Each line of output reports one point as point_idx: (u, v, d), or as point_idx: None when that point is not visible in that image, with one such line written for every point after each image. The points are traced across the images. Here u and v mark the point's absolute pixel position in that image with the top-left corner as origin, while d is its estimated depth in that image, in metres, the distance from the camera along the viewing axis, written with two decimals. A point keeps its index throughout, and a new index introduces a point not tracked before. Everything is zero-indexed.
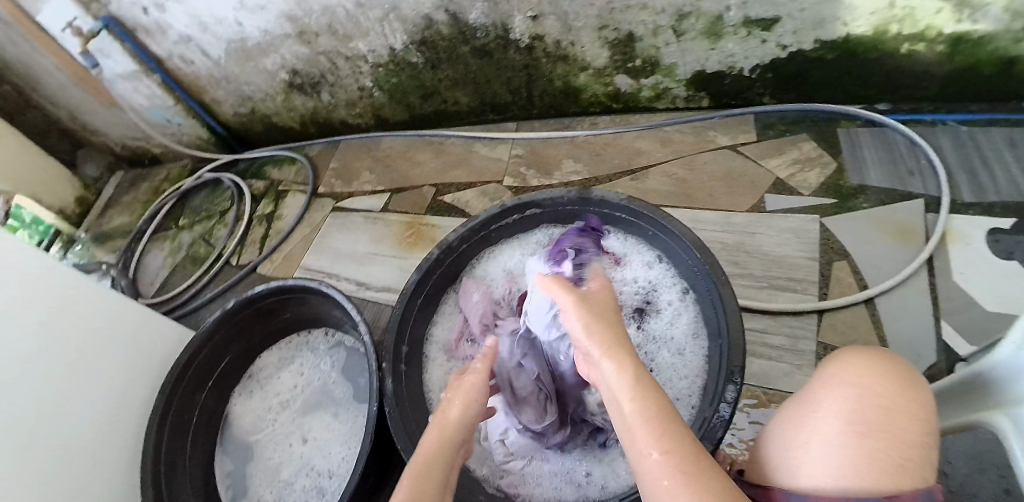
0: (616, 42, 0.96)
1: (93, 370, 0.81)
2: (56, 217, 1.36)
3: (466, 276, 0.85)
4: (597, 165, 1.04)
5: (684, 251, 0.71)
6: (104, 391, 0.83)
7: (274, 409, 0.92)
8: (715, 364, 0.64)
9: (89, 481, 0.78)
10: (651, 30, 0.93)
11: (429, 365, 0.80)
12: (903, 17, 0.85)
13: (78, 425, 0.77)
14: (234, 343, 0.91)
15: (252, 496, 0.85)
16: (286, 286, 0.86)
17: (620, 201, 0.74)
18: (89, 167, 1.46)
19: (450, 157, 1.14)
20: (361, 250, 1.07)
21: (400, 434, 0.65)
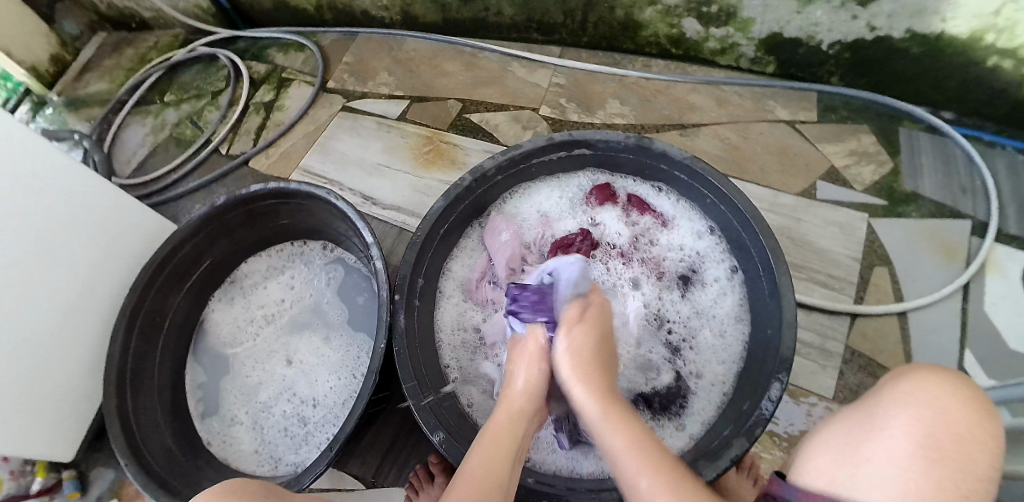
0: None
1: (59, 255, 0.72)
2: (26, 74, 1.18)
3: (494, 211, 0.77)
4: (645, 111, 0.94)
5: (742, 225, 0.65)
6: (66, 277, 0.73)
7: (257, 322, 0.84)
8: (762, 355, 0.60)
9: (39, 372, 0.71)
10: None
11: (442, 301, 0.74)
12: (1003, 28, 0.77)
13: (29, 309, 0.69)
14: (220, 243, 0.81)
15: (225, 413, 0.80)
16: (286, 189, 0.75)
17: (682, 158, 0.66)
18: (68, 23, 1.25)
19: (482, 72, 1.01)
20: (371, 159, 0.95)
21: (410, 378, 0.60)
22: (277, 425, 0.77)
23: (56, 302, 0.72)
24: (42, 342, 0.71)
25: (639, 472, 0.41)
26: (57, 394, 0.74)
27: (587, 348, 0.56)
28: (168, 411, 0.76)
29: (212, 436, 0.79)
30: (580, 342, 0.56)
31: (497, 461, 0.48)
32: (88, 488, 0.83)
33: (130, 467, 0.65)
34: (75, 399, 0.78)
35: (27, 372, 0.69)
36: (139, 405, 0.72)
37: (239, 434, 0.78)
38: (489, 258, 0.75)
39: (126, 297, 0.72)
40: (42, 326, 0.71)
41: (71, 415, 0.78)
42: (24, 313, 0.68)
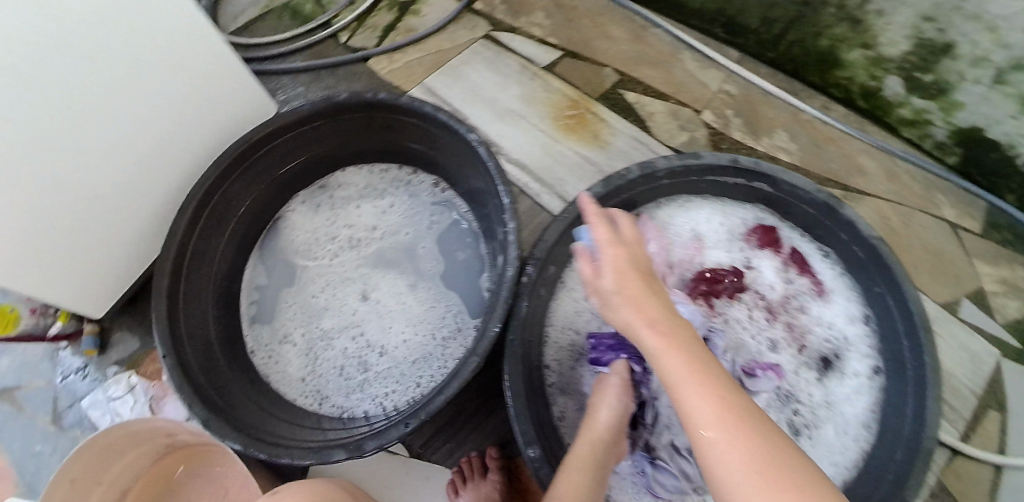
0: (926, 44, 0.74)
1: (150, 98, 0.59)
2: None
3: (645, 213, 0.68)
4: (813, 158, 0.84)
5: (905, 331, 0.58)
6: (158, 131, 0.62)
7: (340, 242, 0.75)
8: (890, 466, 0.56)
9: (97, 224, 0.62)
10: (976, 54, 0.71)
11: (563, 294, 0.65)
12: None
13: (108, 156, 0.58)
14: (325, 143, 0.72)
15: (279, 327, 0.72)
16: (416, 109, 0.63)
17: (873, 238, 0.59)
18: None
19: (648, 49, 0.89)
20: (505, 101, 0.83)
21: (518, 373, 0.55)
22: (333, 361, 0.69)
23: (129, 150, 0.61)
24: (111, 194, 0.61)
25: (731, 454, 0.31)
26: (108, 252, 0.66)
27: (630, 278, 0.43)
28: (219, 308, 0.68)
29: (257, 345, 0.71)
30: (625, 261, 0.45)
31: (583, 486, 0.47)
32: (107, 349, 0.76)
33: (167, 360, 0.56)
34: (114, 259, 0.68)
35: (70, 217, 0.59)
36: (190, 293, 0.63)
37: (288, 355, 0.70)
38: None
39: (208, 169, 0.63)
40: (105, 172, 0.59)
41: (103, 275, 0.68)
42: (102, 159, 0.58)
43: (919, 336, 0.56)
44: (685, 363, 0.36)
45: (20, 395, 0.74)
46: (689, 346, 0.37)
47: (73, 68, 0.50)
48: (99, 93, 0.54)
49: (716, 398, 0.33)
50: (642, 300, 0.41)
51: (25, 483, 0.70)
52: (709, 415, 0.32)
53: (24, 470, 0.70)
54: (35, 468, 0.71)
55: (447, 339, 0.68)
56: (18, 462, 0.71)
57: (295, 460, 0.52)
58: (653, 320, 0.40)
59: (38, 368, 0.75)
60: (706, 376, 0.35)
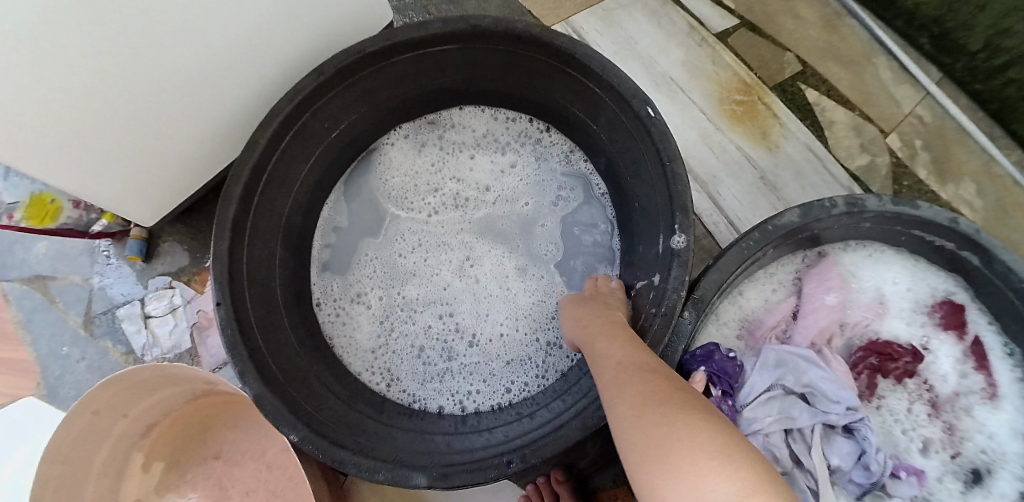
0: None
1: None
2: None
3: (832, 253, 0.58)
4: (996, 221, 0.72)
5: None
6: (254, 17, 0.47)
7: (443, 196, 0.62)
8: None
9: (163, 117, 0.49)
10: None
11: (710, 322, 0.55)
12: None
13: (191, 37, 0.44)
14: (448, 73, 0.57)
15: (353, 281, 0.61)
16: (584, 64, 0.49)
17: None
18: None
19: (841, 43, 0.73)
20: (662, 67, 0.70)
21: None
22: (411, 339, 0.59)
23: (219, 36, 0.46)
24: (184, 83, 0.48)
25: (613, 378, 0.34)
26: (169, 151, 0.53)
27: (599, 321, 0.44)
28: (290, 248, 0.57)
29: (324, 295, 0.60)
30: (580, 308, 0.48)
31: None
32: (153, 258, 0.65)
33: (220, 309, 0.45)
34: (176, 162, 0.55)
35: (133, 107, 0.45)
36: (258, 227, 0.51)
37: (361, 318, 0.59)
38: (798, 305, 0.56)
39: (307, 77, 0.49)
40: (183, 58, 0.45)
41: (161, 178, 0.55)
42: (181, 40, 0.44)
43: None
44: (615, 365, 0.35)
45: (54, 288, 0.64)
46: (626, 351, 0.37)
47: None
48: None
49: (624, 363, 0.35)
50: (603, 333, 0.41)
51: (47, 385, 0.62)
52: (612, 367, 0.35)
53: (49, 368, 0.63)
54: (59, 371, 0.63)
55: (553, 344, 0.57)
56: (42, 358, 0.63)
57: (364, 474, 0.43)
58: (611, 344, 0.39)
59: (76, 263, 0.65)
60: (637, 368, 0.34)
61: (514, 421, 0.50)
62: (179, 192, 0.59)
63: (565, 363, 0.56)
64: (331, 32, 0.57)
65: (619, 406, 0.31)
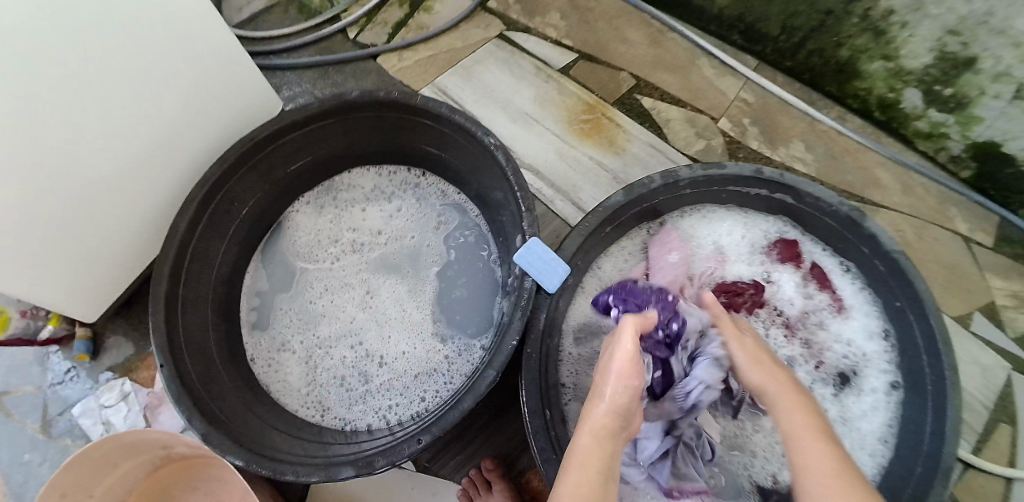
0: (952, 58, 0.74)
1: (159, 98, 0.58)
2: None
3: (668, 221, 0.68)
4: (828, 168, 0.83)
5: (927, 343, 0.57)
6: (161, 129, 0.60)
7: (341, 245, 0.73)
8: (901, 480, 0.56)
9: (96, 223, 0.60)
10: (998, 70, 0.71)
11: (579, 297, 0.64)
12: None
13: (113, 155, 0.56)
14: (333, 142, 0.69)
15: (278, 334, 0.69)
16: (427, 108, 0.61)
17: (894, 249, 0.58)
18: None
19: (667, 55, 0.87)
20: (518, 105, 0.83)
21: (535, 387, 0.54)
22: (332, 371, 0.67)
23: (135, 149, 0.59)
24: (113, 193, 0.59)
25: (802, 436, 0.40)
26: (108, 250, 0.64)
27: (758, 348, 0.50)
28: (220, 314, 0.65)
29: (256, 352, 0.68)
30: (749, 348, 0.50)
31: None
32: (101, 354, 0.73)
33: (164, 369, 0.53)
34: (114, 261, 0.65)
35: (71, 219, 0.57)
36: (189, 298, 0.60)
37: (288, 364, 0.68)
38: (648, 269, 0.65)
39: (211, 168, 0.60)
40: (109, 172, 0.57)
41: (99, 277, 0.65)
42: (104, 158, 0.56)
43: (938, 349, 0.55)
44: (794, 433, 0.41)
45: (9, 402, 0.70)
46: (807, 407, 0.42)
47: (80, 56, 0.48)
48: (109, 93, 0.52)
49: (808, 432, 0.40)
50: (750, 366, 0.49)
51: (13, 493, 0.67)
52: (787, 412, 0.42)
53: (10, 479, 0.68)
54: (23, 479, 0.68)
55: (463, 349, 0.65)
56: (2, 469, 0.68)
57: (300, 478, 0.49)
58: (774, 378, 0.46)
59: (28, 373, 0.72)
60: (832, 446, 0.39)
61: (424, 417, 0.57)
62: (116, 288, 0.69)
63: (470, 364, 0.64)
64: (231, 130, 0.70)
65: (805, 455, 0.38)
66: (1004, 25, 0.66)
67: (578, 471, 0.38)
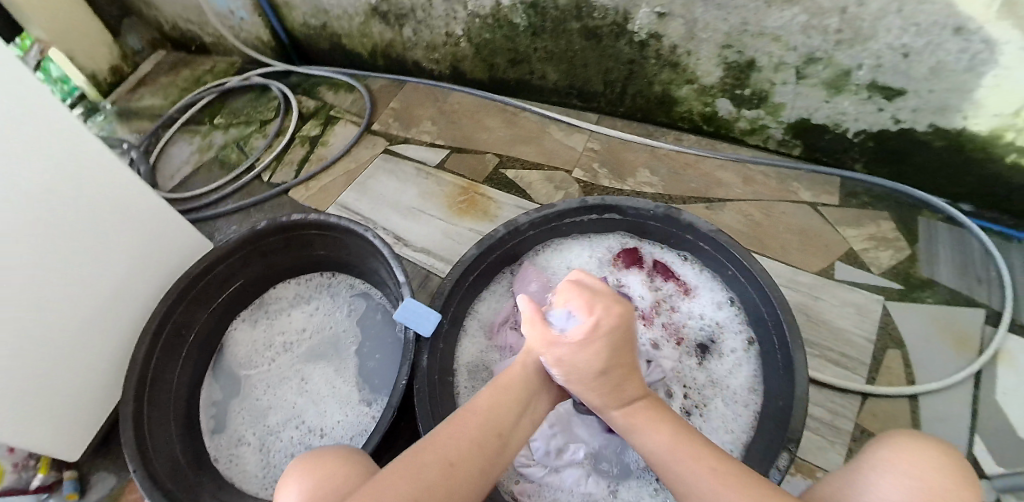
0: (733, 64, 0.90)
1: (99, 264, 0.79)
2: (85, 80, 1.37)
3: (527, 261, 0.84)
4: (673, 182, 1.00)
5: (759, 296, 0.69)
6: (107, 286, 0.81)
7: (276, 348, 0.91)
8: (773, 429, 0.62)
9: (70, 370, 0.79)
10: (773, 64, 0.87)
11: (464, 339, 0.79)
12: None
13: (72, 314, 0.77)
14: (254, 265, 0.88)
15: (235, 432, 0.83)
16: (327, 222, 0.82)
17: (710, 230, 0.72)
18: (133, 39, 1.47)
19: (521, 130, 1.08)
20: (406, 202, 1.01)
21: (428, 418, 0.63)
22: (282, 451, 0.81)
23: (89, 306, 0.79)
24: (80, 344, 0.79)
25: (686, 470, 0.44)
26: (83, 391, 0.82)
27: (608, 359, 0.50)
28: (181, 425, 0.79)
29: (219, 452, 0.82)
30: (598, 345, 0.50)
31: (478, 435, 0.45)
32: (89, 490, 0.86)
33: (137, 470, 0.66)
34: (89, 400, 0.83)
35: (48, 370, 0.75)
36: (153, 414, 0.75)
37: (245, 455, 0.81)
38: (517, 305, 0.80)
39: (158, 307, 0.78)
40: (73, 328, 0.77)
41: (80, 415, 0.83)
42: (66, 318, 0.76)
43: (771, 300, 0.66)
44: (676, 445, 0.47)
45: None
46: (676, 434, 0.48)
47: (36, 245, 0.69)
48: (61, 269, 0.74)
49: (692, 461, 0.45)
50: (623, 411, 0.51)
51: None
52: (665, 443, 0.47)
53: None
54: None
55: (373, 400, 0.83)
56: None
57: None
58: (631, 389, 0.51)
59: None
60: (720, 469, 0.43)
61: None
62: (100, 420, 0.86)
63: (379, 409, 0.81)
64: (165, 275, 0.92)
65: (704, 486, 0.43)
66: (757, 32, 0.83)
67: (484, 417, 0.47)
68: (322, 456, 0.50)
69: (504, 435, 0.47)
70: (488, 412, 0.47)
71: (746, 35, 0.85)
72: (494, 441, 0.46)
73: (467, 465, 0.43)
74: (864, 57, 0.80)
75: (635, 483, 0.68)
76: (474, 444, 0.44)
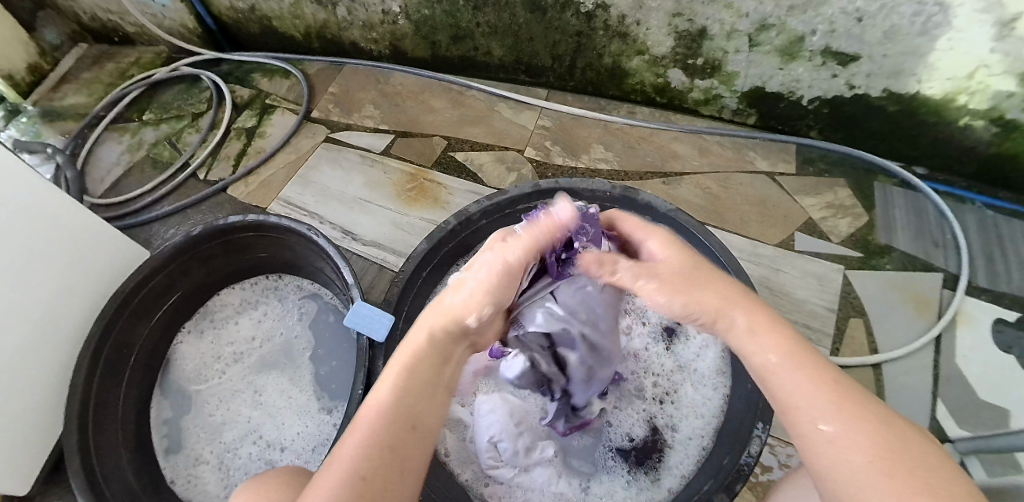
0: (685, 33, 0.87)
1: (22, 286, 0.72)
2: (2, 81, 1.21)
3: None
4: (629, 158, 0.98)
5: None
6: (36, 310, 0.74)
7: (225, 360, 0.86)
8: (743, 409, 0.61)
9: (5, 407, 0.72)
10: (726, 31, 0.84)
11: None
12: (976, 91, 0.78)
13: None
14: (194, 272, 0.82)
15: (191, 451, 0.79)
16: (268, 223, 0.76)
17: (667, 210, 0.70)
18: (48, 32, 1.32)
19: (469, 110, 1.06)
20: (353, 192, 0.99)
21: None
22: (242, 468, 0.77)
23: (16, 334, 0.72)
24: (11, 377, 0.72)
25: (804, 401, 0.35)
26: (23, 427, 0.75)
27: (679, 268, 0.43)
28: (131, 450, 0.74)
29: (174, 475, 0.77)
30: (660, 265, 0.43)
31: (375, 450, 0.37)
32: None
33: None
34: (31, 435, 0.77)
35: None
36: (101, 442, 0.70)
37: (203, 474, 0.77)
38: None
39: (95, 324, 0.71)
40: (1, 360, 0.71)
41: (23, 451, 0.76)
42: None
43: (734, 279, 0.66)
44: (793, 368, 0.36)
45: None
46: (806, 356, 0.37)
47: None
48: None
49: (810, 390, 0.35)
50: (728, 303, 0.41)
51: None
52: (774, 360, 0.37)
53: None
54: None
55: (332, 406, 0.80)
56: None
57: None
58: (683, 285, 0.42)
59: None
60: (837, 397, 0.35)
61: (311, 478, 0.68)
62: (42, 453, 0.79)
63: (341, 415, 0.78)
64: (100, 291, 0.84)
65: (818, 420, 0.34)
66: None
67: (382, 430, 0.38)
68: (260, 478, 0.47)
69: (420, 425, 0.40)
70: (393, 401, 0.39)
71: (696, 3, 0.81)
72: (409, 436, 0.39)
73: (379, 476, 0.36)
74: (818, 23, 0.78)
75: (608, 476, 0.67)
76: (373, 454, 0.37)
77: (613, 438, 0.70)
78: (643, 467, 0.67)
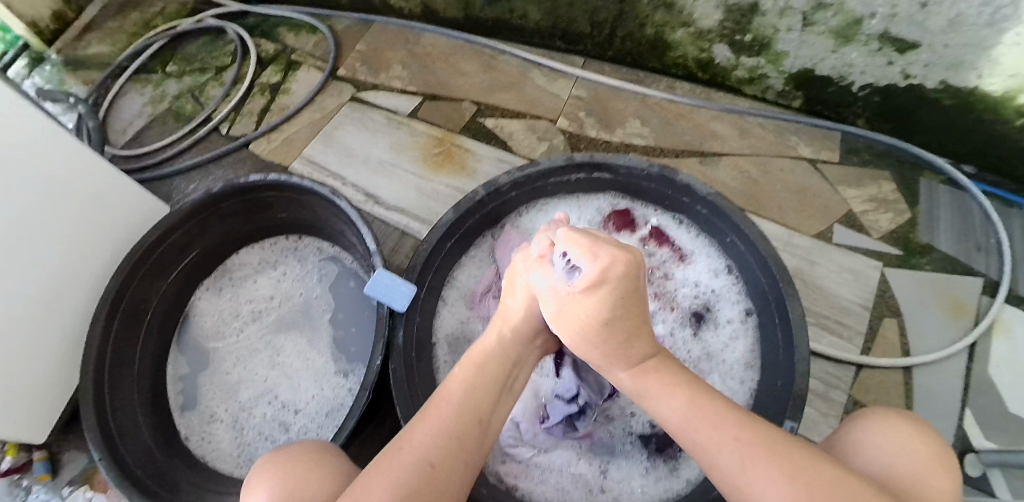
0: (735, 7, 0.82)
1: (41, 235, 0.72)
2: (25, 28, 1.19)
3: (509, 223, 0.78)
4: (665, 135, 0.94)
5: (758, 263, 0.65)
6: (56, 260, 0.74)
7: (244, 317, 0.86)
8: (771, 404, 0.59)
9: (25, 354, 0.72)
10: (779, 7, 0.79)
11: (444, 310, 0.74)
12: None
13: (17, 291, 0.70)
14: (212, 231, 0.81)
15: (205, 409, 0.79)
16: (290, 183, 0.74)
17: (708, 192, 0.67)
18: None
19: (500, 76, 1.02)
20: (378, 155, 0.97)
21: (406, 401, 0.59)
22: (257, 428, 0.77)
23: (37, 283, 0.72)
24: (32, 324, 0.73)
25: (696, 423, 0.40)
26: (44, 373, 0.76)
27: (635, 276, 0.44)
28: (147, 406, 0.75)
29: (189, 430, 0.78)
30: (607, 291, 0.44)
31: (450, 447, 0.39)
32: (60, 470, 0.81)
33: (102, 460, 0.62)
34: (52, 382, 0.77)
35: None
36: (116, 397, 0.70)
37: (217, 432, 0.77)
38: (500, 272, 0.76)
39: (111, 280, 0.71)
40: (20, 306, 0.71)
41: (45, 397, 0.77)
42: (11, 296, 0.69)
43: (772, 270, 0.62)
44: (694, 416, 0.41)
45: None
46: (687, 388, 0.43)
47: None
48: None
49: (688, 402, 0.42)
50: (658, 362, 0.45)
51: None
52: (671, 394, 0.43)
53: None
54: None
55: (348, 372, 0.79)
56: None
57: None
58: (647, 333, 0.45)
59: None
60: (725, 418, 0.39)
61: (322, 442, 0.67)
62: (63, 401, 0.80)
63: (356, 382, 0.77)
64: (120, 243, 0.84)
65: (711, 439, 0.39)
66: None
67: (452, 436, 0.40)
68: (284, 453, 0.46)
69: (483, 420, 0.43)
70: (462, 396, 0.43)
71: None
72: (475, 430, 0.41)
73: (450, 462, 0.38)
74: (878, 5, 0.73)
75: (626, 463, 0.66)
76: (450, 439, 0.40)
77: (633, 425, 0.68)
78: (665, 457, 0.66)
